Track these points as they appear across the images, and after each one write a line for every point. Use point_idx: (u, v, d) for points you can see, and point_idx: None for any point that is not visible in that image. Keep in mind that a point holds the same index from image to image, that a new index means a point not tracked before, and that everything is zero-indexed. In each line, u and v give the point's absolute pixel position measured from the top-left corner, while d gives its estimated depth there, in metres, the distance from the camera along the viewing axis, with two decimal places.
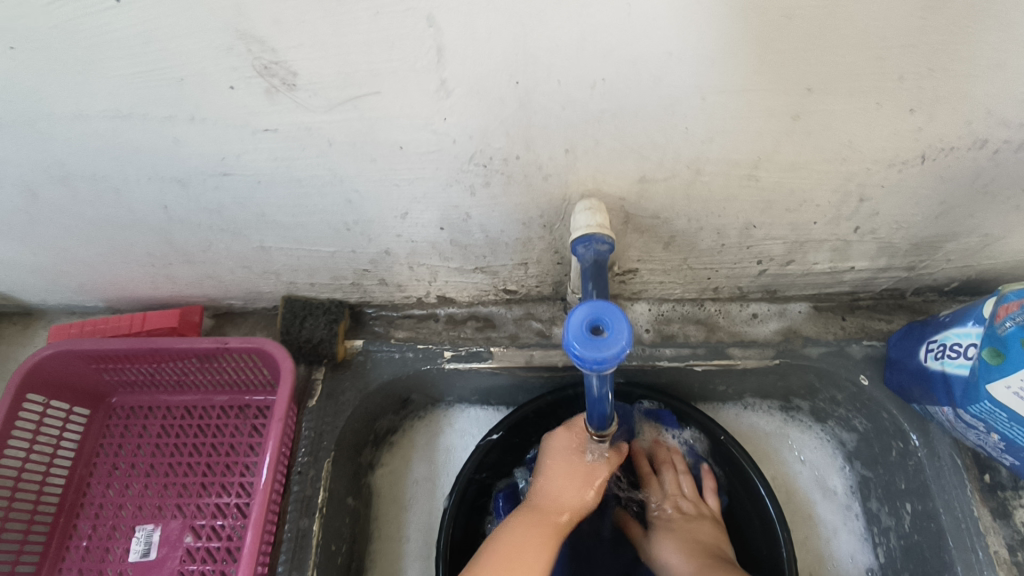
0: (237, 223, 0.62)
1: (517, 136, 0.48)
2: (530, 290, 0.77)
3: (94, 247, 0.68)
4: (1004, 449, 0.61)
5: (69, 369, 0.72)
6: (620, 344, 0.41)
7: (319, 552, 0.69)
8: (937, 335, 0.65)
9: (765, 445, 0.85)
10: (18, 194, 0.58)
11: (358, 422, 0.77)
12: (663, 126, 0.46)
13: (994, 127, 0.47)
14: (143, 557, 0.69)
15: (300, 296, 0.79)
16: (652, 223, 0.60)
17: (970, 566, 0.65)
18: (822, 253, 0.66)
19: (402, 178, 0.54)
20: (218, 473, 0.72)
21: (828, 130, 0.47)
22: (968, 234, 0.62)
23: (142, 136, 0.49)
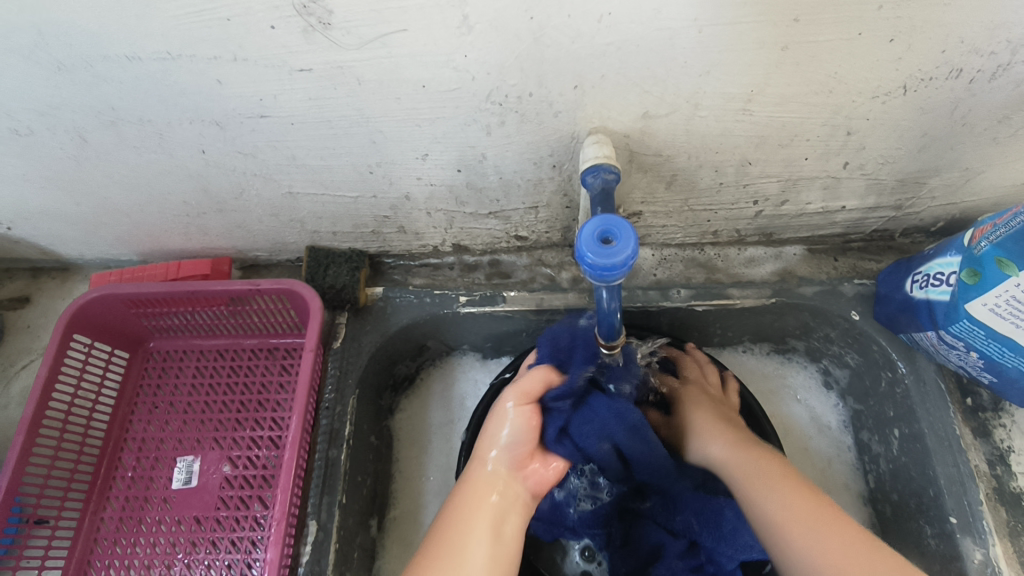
0: (269, 167, 0.67)
1: (530, 72, 0.53)
2: (540, 237, 0.82)
3: (132, 196, 0.73)
4: (984, 365, 0.66)
5: (111, 311, 0.77)
6: (628, 252, 0.46)
7: (347, 480, 0.74)
8: (922, 266, 0.69)
9: (764, 386, 0.89)
10: (69, 141, 0.63)
11: (378, 365, 0.82)
12: (663, 60, 0.52)
13: (966, 55, 0.52)
14: (185, 484, 0.74)
15: (323, 245, 0.84)
16: (654, 161, 0.66)
17: (953, 479, 0.69)
18: (814, 191, 0.72)
19: (423, 118, 0.59)
20: (251, 409, 0.77)
21: (815, 61, 0.53)
22: (949, 168, 0.68)
23: (188, 76, 0.54)
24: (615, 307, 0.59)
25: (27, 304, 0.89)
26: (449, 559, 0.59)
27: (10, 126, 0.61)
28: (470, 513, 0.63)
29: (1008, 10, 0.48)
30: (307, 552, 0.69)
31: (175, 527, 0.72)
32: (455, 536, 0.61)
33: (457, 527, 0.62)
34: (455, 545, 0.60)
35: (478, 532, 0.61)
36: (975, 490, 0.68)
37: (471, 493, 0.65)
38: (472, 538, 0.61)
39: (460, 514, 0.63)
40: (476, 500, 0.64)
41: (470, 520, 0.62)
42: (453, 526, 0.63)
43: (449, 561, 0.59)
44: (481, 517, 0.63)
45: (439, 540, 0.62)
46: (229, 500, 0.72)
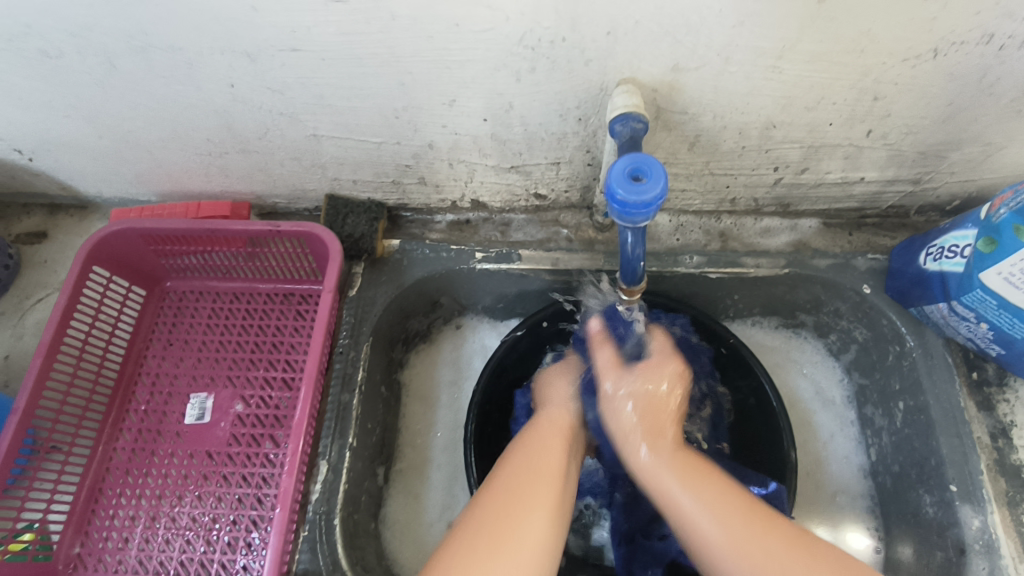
0: (296, 106, 0.67)
1: (565, 14, 0.54)
2: (559, 197, 0.82)
3: (157, 130, 0.73)
4: (994, 337, 0.67)
5: (130, 247, 0.78)
6: (659, 189, 0.47)
7: (358, 424, 0.74)
8: (937, 239, 0.70)
9: (771, 358, 0.90)
10: (99, 66, 0.63)
11: (392, 317, 0.82)
12: (698, 8, 0.52)
13: (999, 19, 0.53)
14: (197, 420, 0.75)
15: (342, 195, 0.84)
16: (680, 118, 0.66)
17: (956, 449, 0.70)
18: (835, 160, 0.72)
19: (454, 60, 0.59)
20: (265, 351, 0.78)
21: (849, 16, 0.53)
22: (971, 141, 0.68)
23: (224, 2, 0.54)
24: (641, 251, 0.60)
25: (44, 239, 0.89)
26: (524, 480, 0.58)
27: (41, 47, 0.61)
28: (540, 441, 0.63)
29: None
30: (318, 490, 0.69)
31: (187, 461, 0.73)
32: (531, 460, 0.60)
33: (529, 454, 0.61)
34: (529, 480, 0.58)
35: (553, 460, 0.61)
36: (977, 459, 0.69)
37: (546, 429, 0.66)
38: (552, 458, 0.61)
39: (530, 442, 0.63)
40: (552, 436, 0.64)
41: (546, 446, 0.63)
42: (524, 454, 0.61)
43: (530, 479, 0.58)
44: (552, 449, 0.62)
45: (517, 457, 0.61)
46: (241, 436, 0.73)
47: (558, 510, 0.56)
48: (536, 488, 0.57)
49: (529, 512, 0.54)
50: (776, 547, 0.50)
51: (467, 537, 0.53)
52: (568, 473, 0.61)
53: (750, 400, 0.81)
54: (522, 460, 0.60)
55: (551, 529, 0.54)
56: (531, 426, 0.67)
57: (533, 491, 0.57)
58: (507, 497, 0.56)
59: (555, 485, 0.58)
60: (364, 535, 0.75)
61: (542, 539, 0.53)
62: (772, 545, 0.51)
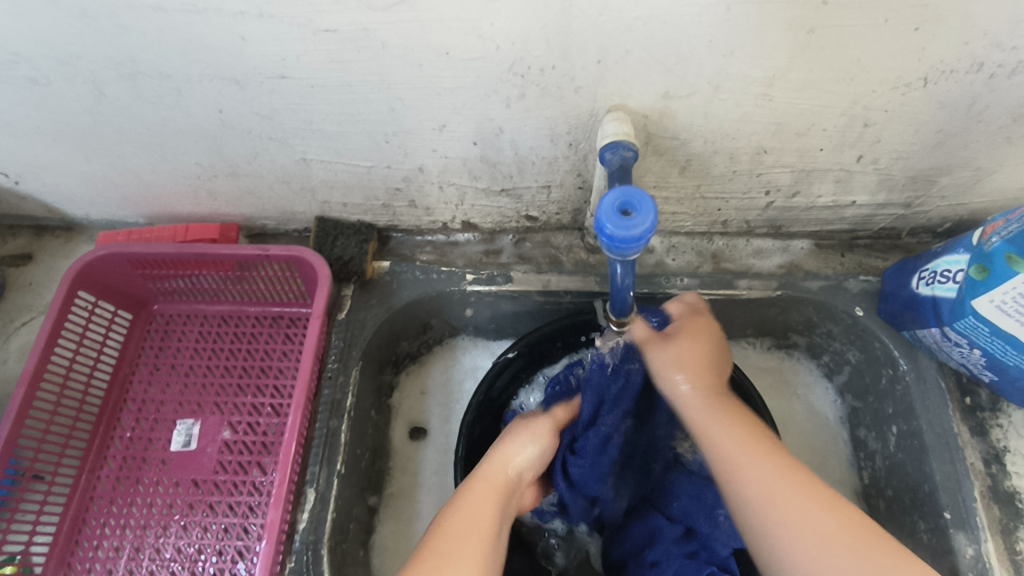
0: (285, 131, 0.66)
1: (555, 43, 0.53)
2: (550, 218, 0.82)
3: (145, 155, 0.72)
4: (986, 363, 0.66)
5: (116, 271, 0.77)
6: (647, 223, 0.46)
7: (347, 451, 0.73)
8: (929, 264, 0.70)
9: (764, 380, 0.89)
10: (86, 93, 0.63)
11: (382, 340, 0.81)
12: (689, 37, 0.52)
13: (989, 50, 0.53)
14: (184, 447, 0.74)
15: (332, 217, 0.83)
16: (670, 144, 0.66)
17: (949, 475, 0.70)
18: (826, 184, 0.72)
19: (444, 87, 0.59)
20: (253, 376, 0.77)
21: (839, 47, 0.53)
22: (962, 166, 0.68)
23: (211, 31, 0.54)
24: (628, 282, 0.58)
25: (30, 261, 0.88)
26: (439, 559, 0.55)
27: (28, 74, 0.60)
28: (470, 508, 0.59)
29: None
30: (305, 520, 0.68)
31: (172, 489, 0.71)
32: (451, 531, 0.57)
33: (457, 522, 0.58)
34: (451, 548, 0.56)
35: (473, 538, 0.57)
36: (970, 486, 0.69)
37: (485, 482, 0.62)
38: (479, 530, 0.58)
39: (467, 501, 0.60)
40: (489, 489, 0.61)
41: (475, 510, 0.59)
42: (455, 519, 0.58)
43: (441, 560, 0.55)
44: (489, 517, 0.59)
45: (444, 520, 0.59)
46: (227, 464, 0.72)
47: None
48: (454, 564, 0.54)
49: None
50: (826, 526, 0.52)
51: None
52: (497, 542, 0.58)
53: None
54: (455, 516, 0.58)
55: None
56: (471, 474, 0.63)
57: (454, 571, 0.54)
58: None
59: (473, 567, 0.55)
60: (353, 563, 0.74)
61: None
62: (823, 525, 0.52)
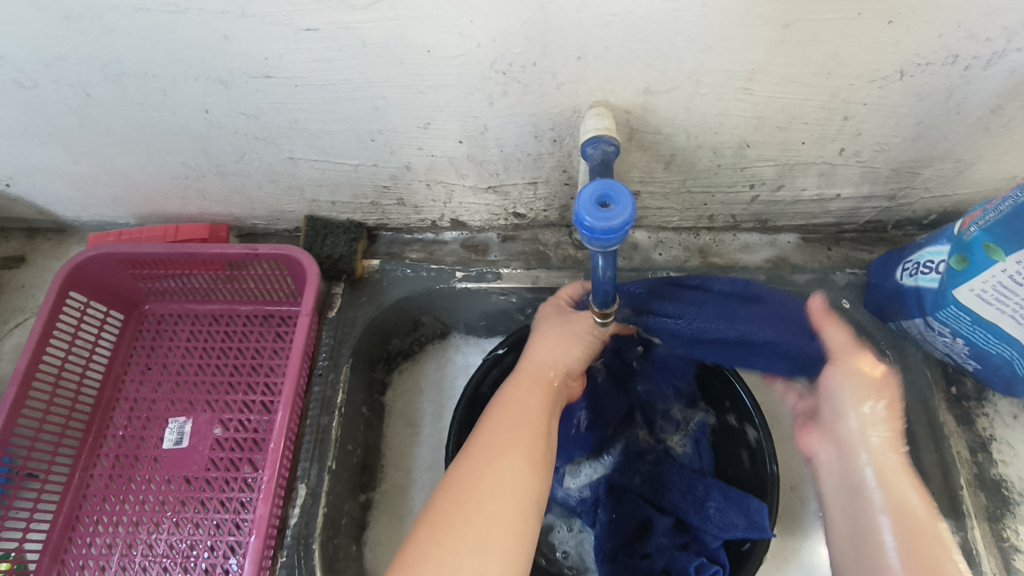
0: (272, 131, 0.67)
1: (535, 39, 0.54)
2: (538, 215, 0.82)
3: (133, 155, 0.73)
4: (969, 353, 0.67)
5: (108, 271, 0.77)
6: (625, 215, 0.47)
7: (338, 447, 0.74)
8: (913, 255, 0.70)
9: None
10: (73, 94, 0.63)
11: (372, 337, 0.82)
12: (667, 33, 0.53)
13: (964, 41, 0.53)
14: (176, 444, 0.74)
15: (321, 215, 0.84)
16: (653, 139, 0.66)
17: (935, 464, 0.70)
18: (810, 177, 0.73)
19: (427, 85, 0.60)
20: (244, 373, 0.78)
21: (816, 41, 0.53)
22: (943, 158, 0.69)
23: (195, 31, 0.54)
24: (607, 281, 0.60)
25: (23, 263, 0.89)
26: (487, 469, 0.55)
27: (15, 77, 0.61)
28: (522, 401, 0.61)
29: None
30: (296, 515, 0.69)
31: (165, 486, 0.72)
32: (498, 437, 0.58)
33: (508, 422, 0.59)
34: (499, 451, 0.57)
35: (520, 443, 0.58)
36: (957, 475, 0.69)
37: (523, 384, 0.63)
38: (530, 415, 0.60)
39: (511, 402, 0.61)
40: (525, 395, 0.62)
41: (524, 400, 0.61)
42: (498, 422, 0.60)
43: (489, 471, 0.55)
44: (537, 408, 0.61)
45: (490, 425, 0.60)
46: (219, 461, 0.73)
47: (537, 467, 0.57)
48: (497, 472, 0.55)
49: (509, 461, 0.56)
50: None
51: (460, 485, 0.54)
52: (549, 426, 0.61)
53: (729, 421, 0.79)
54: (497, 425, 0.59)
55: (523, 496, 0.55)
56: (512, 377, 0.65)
57: (513, 447, 0.57)
58: (466, 493, 0.54)
59: (520, 469, 0.56)
60: (344, 559, 0.74)
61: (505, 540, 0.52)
62: None
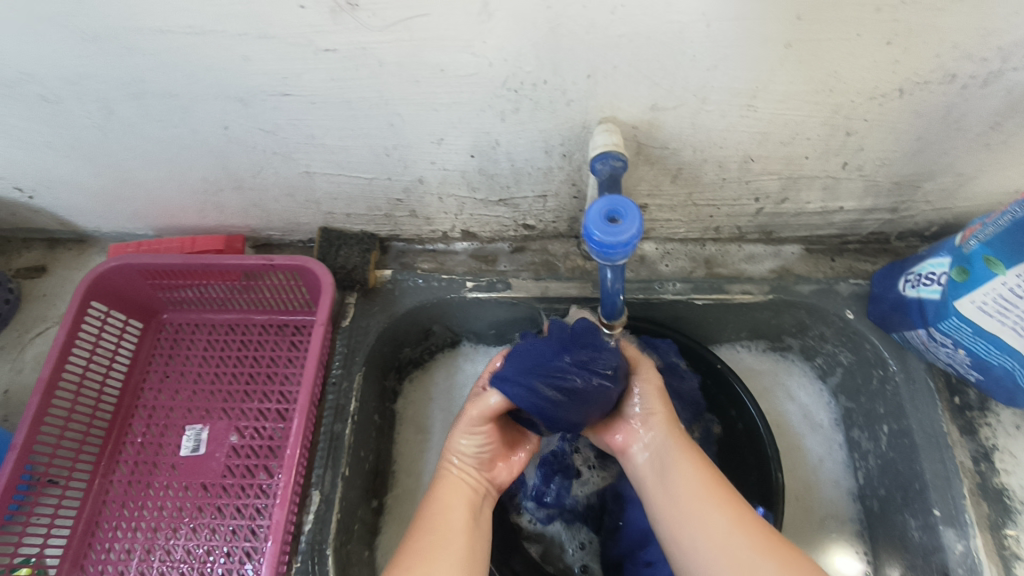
0: (289, 146, 0.69)
1: (545, 60, 0.56)
2: (547, 226, 0.84)
3: (154, 169, 0.75)
4: (971, 363, 0.68)
5: (127, 282, 0.79)
6: (632, 231, 0.49)
7: (351, 454, 0.75)
8: (915, 267, 0.72)
9: (759, 383, 0.91)
10: (98, 111, 0.65)
11: (385, 346, 0.84)
12: (672, 53, 0.55)
13: (961, 61, 0.55)
14: (193, 451, 0.76)
15: (336, 227, 0.86)
16: (660, 154, 0.68)
17: (938, 474, 0.71)
18: (813, 191, 0.74)
19: (440, 103, 0.62)
20: (259, 382, 0.79)
21: (816, 60, 0.55)
22: (944, 172, 0.70)
23: (217, 51, 0.56)
24: (508, 377, 0.60)
25: (44, 273, 0.91)
26: (425, 562, 0.56)
27: (41, 94, 0.63)
28: (443, 502, 0.62)
29: (1001, 17, 0.50)
30: (310, 521, 0.70)
31: (182, 493, 0.74)
32: (431, 528, 0.60)
33: (439, 519, 0.61)
34: (432, 544, 0.58)
35: (454, 532, 0.60)
36: (960, 484, 0.70)
37: (448, 479, 0.65)
38: (454, 525, 0.60)
39: (437, 500, 0.63)
40: (454, 492, 0.64)
41: (447, 510, 0.62)
42: (430, 517, 0.61)
43: (425, 560, 0.56)
44: (461, 503, 0.63)
45: (419, 520, 0.61)
46: (235, 468, 0.75)
47: (467, 553, 0.58)
48: (436, 558, 0.57)
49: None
50: (686, 491, 0.59)
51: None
52: (475, 531, 0.61)
53: (737, 429, 0.82)
54: (428, 520, 0.61)
55: None
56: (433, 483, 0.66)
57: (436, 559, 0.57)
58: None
59: (457, 557, 0.57)
60: (357, 564, 0.76)
61: None
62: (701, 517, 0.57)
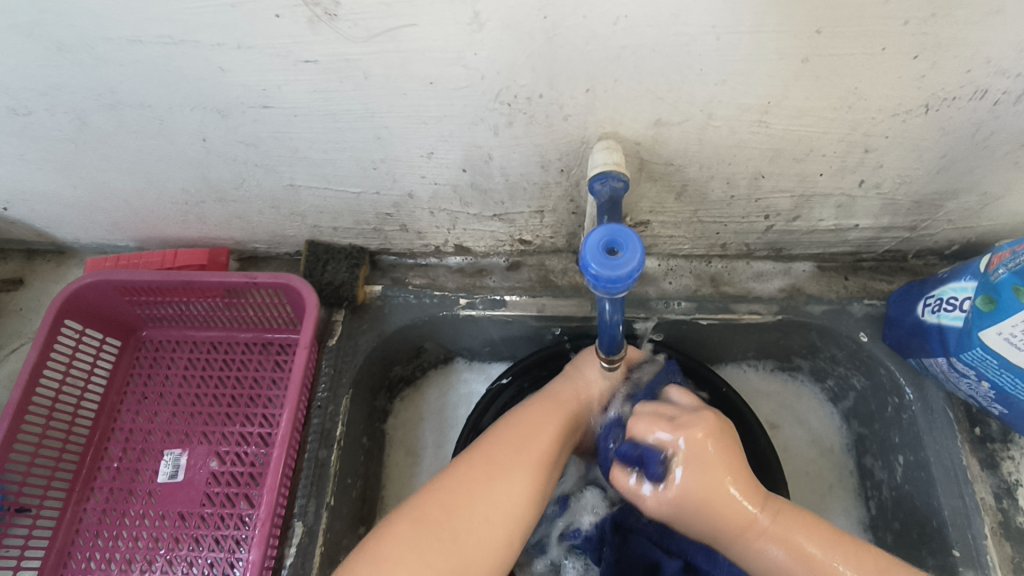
0: (271, 159, 0.65)
1: (542, 73, 0.52)
2: (545, 242, 0.80)
3: (131, 181, 0.71)
4: (995, 397, 0.64)
5: (104, 298, 0.76)
6: (633, 264, 0.45)
7: (337, 482, 0.72)
8: (935, 290, 0.67)
9: (766, 405, 0.87)
10: (68, 122, 0.62)
11: (374, 365, 0.80)
12: (679, 66, 0.50)
13: (993, 76, 0.51)
14: (171, 478, 0.72)
15: (323, 240, 0.82)
16: (665, 170, 0.64)
17: (957, 512, 0.68)
18: (827, 209, 0.70)
19: (430, 116, 0.57)
20: (241, 404, 0.76)
21: (835, 75, 0.51)
22: (968, 191, 0.66)
23: (190, 62, 0.52)
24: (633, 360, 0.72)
25: (21, 285, 0.88)
26: (502, 468, 0.59)
27: (8, 105, 0.60)
28: (537, 418, 0.64)
29: None
30: (292, 554, 0.67)
31: (158, 522, 0.70)
32: (512, 441, 0.61)
33: (520, 431, 0.63)
34: (508, 456, 0.60)
35: (534, 451, 0.61)
36: (981, 523, 0.66)
37: (544, 402, 0.66)
38: (537, 447, 0.62)
39: (527, 416, 0.65)
40: (553, 414, 0.65)
41: (539, 432, 0.63)
42: (514, 430, 0.63)
43: (496, 468, 0.59)
44: (550, 427, 0.64)
45: (504, 429, 0.63)
46: (214, 496, 0.71)
47: (536, 475, 0.60)
48: (507, 470, 0.59)
49: (505, 482, 0.58)
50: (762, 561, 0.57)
51: (454, 480, 0.58)
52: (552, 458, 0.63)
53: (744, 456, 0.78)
54: (515, 429, 0.63)
55: (521, 504, 0.58)
56: (538, 397, 0.67)
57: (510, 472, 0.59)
58: (473, 481, 0.58)
59: (527, 475, 0.59)
60: None
61: (495, 539, 0.56)
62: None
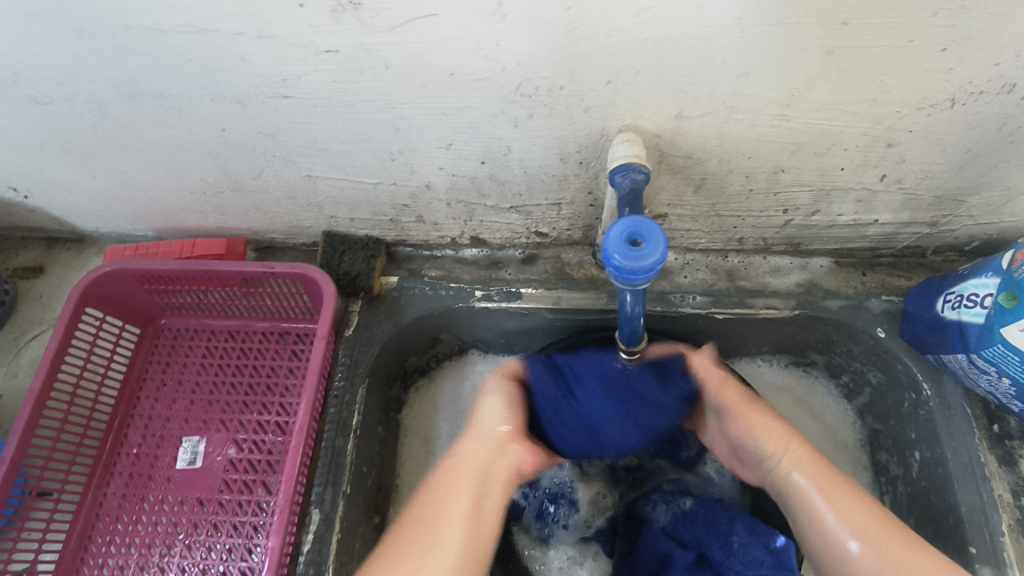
0: (289, 149, 0.65)
1: (562, 65, 0.52)
2: (561, 234, 0.80)
3: (150, 170, 0.71)
4: (1015, 394, 0.63)
5: (123, 287, 0.76)
6: (658, 256, 0.45)
7: (352, 470, 0.72)
8: (955, 286, 0.67)
9: (780, 400, 0.86)
10: (89, 112, 0.62)
11: (390, 355, 0.80)
12: (701, 58, 0.50)
13: (1020, 70, 0.50)
14: (189, 464, 0.73)
15: (340, 231, 0.83)
16: (684, 163, 0.64)
17: (974, 508, 0.67)
18: (847, 204, 0.69)
19: (450, 107, 0.58)
20: (258, 393, 0.76)
21: (860, 68, 0.50)
22: (991, 186, 0.65)
23: (212, 51, 0.53)
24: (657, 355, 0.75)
25: (41, 273, 0.89)
26: (422, 537, 0.55)
27: (30, 93, 0.60)
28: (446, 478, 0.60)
29: None
30: (309, 540, 0.67)
31: (177, 508, 0.71)
32: (435, 510, 0.57)
33: (447, 497, 0.59)
34: (426, 529, 0.56)
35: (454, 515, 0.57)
36: (998, 519, 0.66)
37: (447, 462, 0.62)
38: (453, 511, 0.57)
39: (440, 479, 0.60)
40: (452, 474, 0.60)
41: (447, 496, 0.59)
42: (438, 495, 0.59)
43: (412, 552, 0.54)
44: (453, 487, 0.59)
45: (434, 494, 0.59)
46: (232, 482, 0.72)
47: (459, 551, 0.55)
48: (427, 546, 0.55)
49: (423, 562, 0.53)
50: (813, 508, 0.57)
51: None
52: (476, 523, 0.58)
53: None
54: (449, 493, 0.59)
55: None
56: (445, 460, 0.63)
57: (442, 544, 0.55)
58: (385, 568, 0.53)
59: (448, 550, 0.55)
60: None
61: None
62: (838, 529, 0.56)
